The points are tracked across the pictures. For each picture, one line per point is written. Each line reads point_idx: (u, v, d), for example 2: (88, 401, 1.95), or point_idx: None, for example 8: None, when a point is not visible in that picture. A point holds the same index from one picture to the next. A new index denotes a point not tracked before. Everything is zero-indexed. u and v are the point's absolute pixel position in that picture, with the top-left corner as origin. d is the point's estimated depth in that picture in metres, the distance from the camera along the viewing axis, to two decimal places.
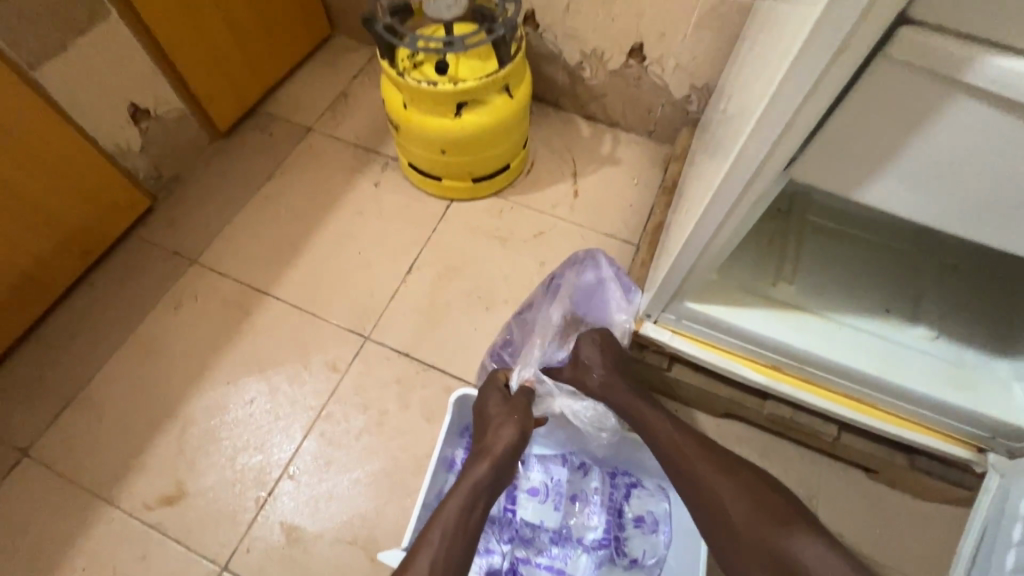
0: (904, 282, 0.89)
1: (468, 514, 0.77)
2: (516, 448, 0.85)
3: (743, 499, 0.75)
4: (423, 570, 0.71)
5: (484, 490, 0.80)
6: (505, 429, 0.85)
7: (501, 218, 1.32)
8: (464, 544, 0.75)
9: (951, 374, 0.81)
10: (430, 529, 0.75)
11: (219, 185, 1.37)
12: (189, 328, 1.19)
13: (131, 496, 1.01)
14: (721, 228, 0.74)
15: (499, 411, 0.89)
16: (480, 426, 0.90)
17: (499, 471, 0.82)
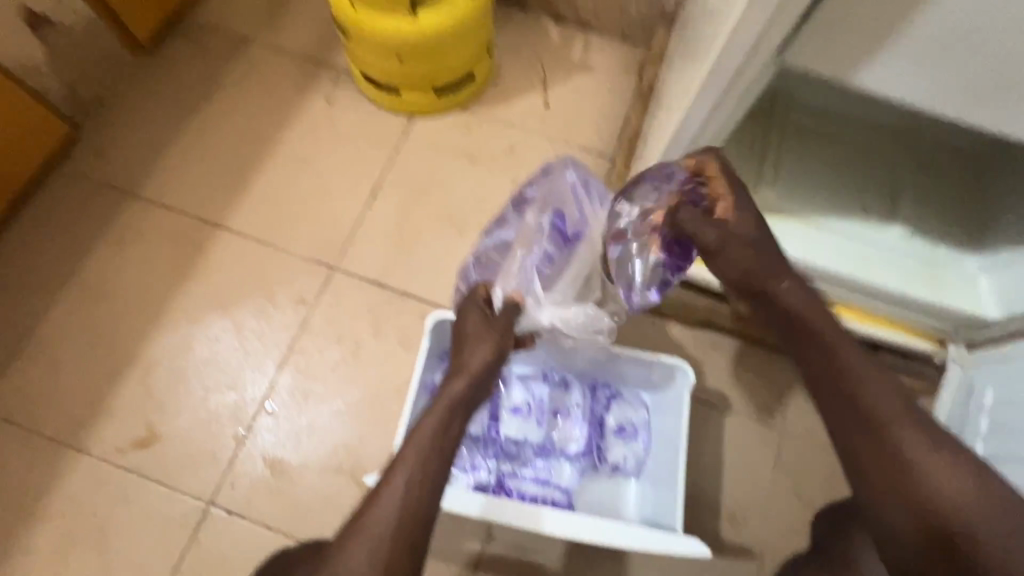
0: (884, 181, 0.87)
1: (444, 432, 0.72)
2: (493, 366, 0.79)
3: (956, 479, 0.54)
4: (400, 490, 0.65)
5: (461, 408, 0.74)
6: (482, 346, 0.78)
7: (468, 134, 1.24)
8: (442, 463, 0.69)
9: (920, 270, 0.82)
10: (406, 448, 0.69)
11: (149, 108, 1.22)
12: (138, 267, 1.10)
13: (101, 442, 0.98)
14: (704, 127, 0.69)
15: (477, 328, 0.81)
16: (454, 344, 0.82)
17: (477, 389, 0.76)
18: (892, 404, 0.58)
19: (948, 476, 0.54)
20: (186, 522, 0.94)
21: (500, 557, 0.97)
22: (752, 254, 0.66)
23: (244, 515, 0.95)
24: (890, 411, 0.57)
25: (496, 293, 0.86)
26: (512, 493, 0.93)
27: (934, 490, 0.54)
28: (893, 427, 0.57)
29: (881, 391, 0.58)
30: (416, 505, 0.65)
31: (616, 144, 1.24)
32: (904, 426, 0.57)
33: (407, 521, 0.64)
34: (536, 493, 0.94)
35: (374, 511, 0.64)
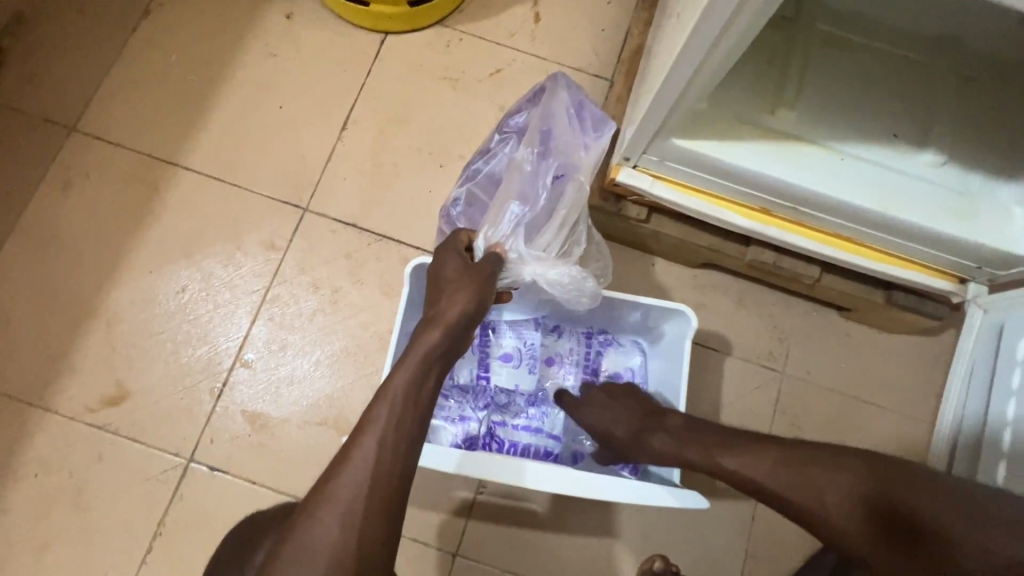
0: (920, 100, 0.76)
1: (419, 386, 0.67)
2: (473, 315, 0.73)
3: (915, 505, 0.61)
4: (372, 451, 0.61)
5: (437, 361, 0.69)
6: (460, 295, 0.72)
7: (449, 54, 1.09)
8: (416, 420, 0.65)
9: (953, 203, 0.74)
10: (377, 405, 0.64)
11: (80, 26, 1.07)
12: (88, 212, 1.00)
13: (68, 400, 0.92)
14: (721, 38, 0.59)
15: (456, 275, 0.74)
16: (432, 292, 0.76)
17: (453, 340, 0.71)
18: (814, 487, 0.65)
19: (910, 512, 0.61)
20: (167, 479, 0.91)
21: (492, 504, 0.95)
22: (602, 400, 0.85)
23: (226, 471, 0.91)
24: (817, 491, 0.65)
25: (478, 243, 0.78)
26: (503, 443, 0.88)
27: (836, 528, 0.64)
28: (828, 510, 0.64)
29: (790, 474, 0.67)
30: (390, 465, 0.61)
31: (615, 63, 1.10)
32: (828, 500, 0.64)
33: (381, 483, 0.60)
34: (530, 443, 0.88)
35: (343, 474, 0.60)
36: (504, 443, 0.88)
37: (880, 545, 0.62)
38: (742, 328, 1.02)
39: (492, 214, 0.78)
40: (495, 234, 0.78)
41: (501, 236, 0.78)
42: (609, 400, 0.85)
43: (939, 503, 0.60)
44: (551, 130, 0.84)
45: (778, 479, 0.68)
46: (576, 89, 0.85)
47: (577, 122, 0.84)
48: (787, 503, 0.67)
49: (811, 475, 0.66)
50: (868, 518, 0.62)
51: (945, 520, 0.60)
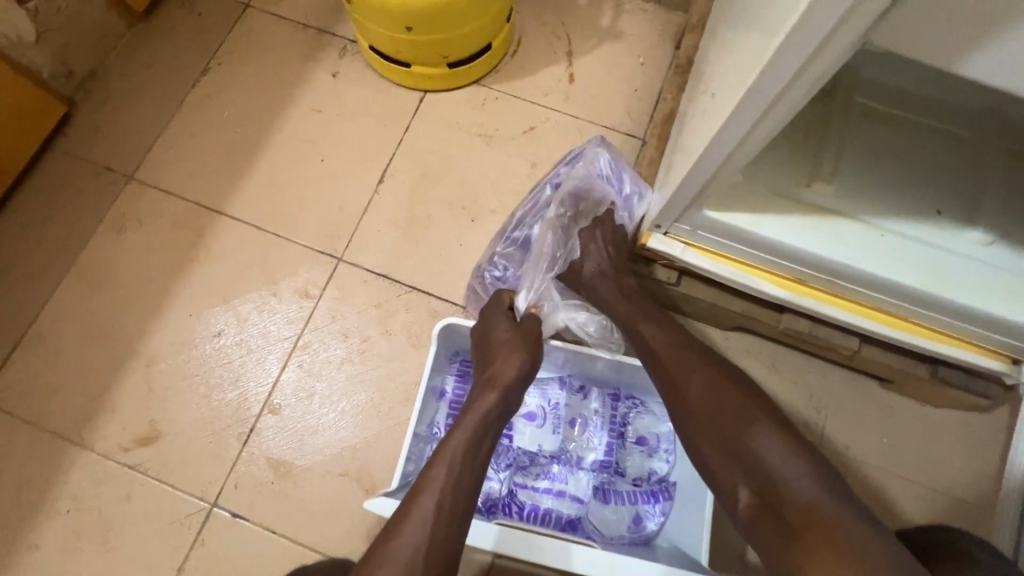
0: (963, 176, 0.74)
1: (476, 447, 0.71)
2: (526, 378, 0.79)
3: (776, 445, 0.62)
4: (430, 510, 0.64)
5: (493, 423, 0.73)
6: (515, 357, 0.78)
7: (484, 112, 1.13)
8: (472, 482, 0.68)
9: (1005, 284, 0.70)
10: (435, 465, 0.68)
11: (145, 83, 1.15)
12: (137, 256, 1.05)
13: (105, 438, 0.95)
14: (761, 119, 0.59)
15: (508, 337, 0.81)
16: (482, 353, 0.82)
17: (508, 401, 0.76)
18: (712, 387, 0.70)
19: (770, 446, 0.62)
20: (191, 523, 0.92)
21: (510, 569, 0.93)
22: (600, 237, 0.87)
23: (248, 517, 0.92)
24: (713, 390, 0.69)
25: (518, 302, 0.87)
26: (524, 506, 0.87)
27: (697, 403, 0.70)
28: (697, 401, 0.70)
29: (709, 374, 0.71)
30: (447, 525, 0.63)
31: (647, 123, 1.12)
32: (720, 408, 0.67)
33: (437, 545, 0.61)
34: (549, 507, 0.86)
35: (404, 532, 0.62)
36: (524, 505, 0.87)
37: (730, 456, 0.65)
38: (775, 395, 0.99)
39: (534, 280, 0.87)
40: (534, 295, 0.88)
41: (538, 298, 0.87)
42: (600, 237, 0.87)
43: (805, 468, 0.60)
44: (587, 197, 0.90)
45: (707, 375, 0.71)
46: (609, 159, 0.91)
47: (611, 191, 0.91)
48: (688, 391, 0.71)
49: (715, 385, 0.70)
50: (737, 435, 0.64)
51: (793, 476, 0.60)
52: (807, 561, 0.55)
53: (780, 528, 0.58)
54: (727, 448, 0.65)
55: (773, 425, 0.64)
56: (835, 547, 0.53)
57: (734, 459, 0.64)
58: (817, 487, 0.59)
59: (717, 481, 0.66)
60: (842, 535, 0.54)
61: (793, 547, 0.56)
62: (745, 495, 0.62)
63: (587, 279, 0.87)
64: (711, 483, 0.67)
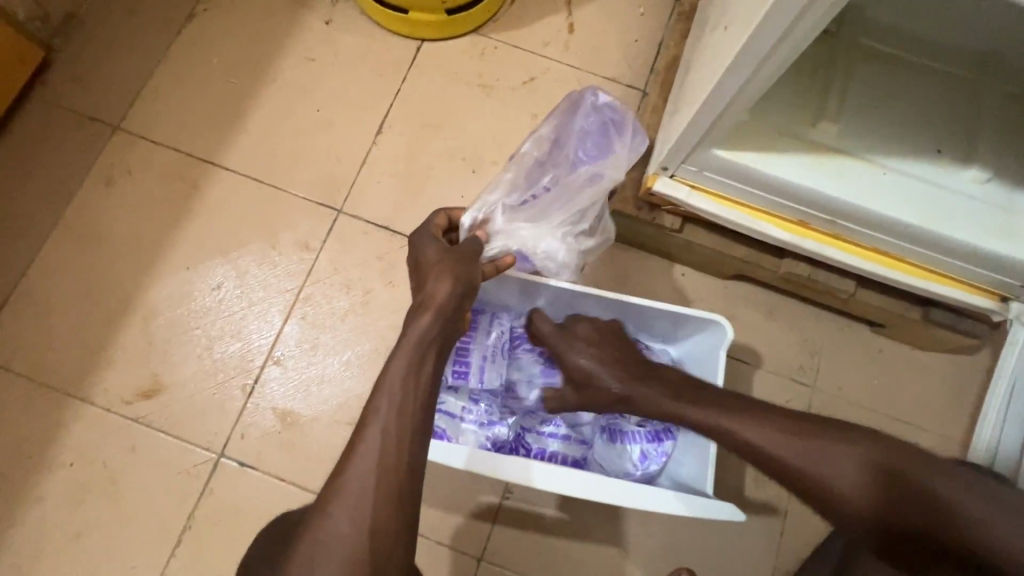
0: (962, 116, 0.75)
1: (418, 371, 0.62)
2: (463, 296, 0.69)
3: (854, 462, 0.59)
4: (375, 444, 0.58)
5: (434, 344, 0.64)
6: (447, 277, 0.68)
7: (483, 62, 1.11)
8: (419, 407, 0.61)
9: (998, 220, 0.73)
10: (376, 397, 0.60)
11: (128, 30, 1.10)
12: (128, 210, 1.02)
13: (105, 392, 0.94)
14: (773, 50, 0.60)
15: (440, 257, 0.71)
16: (416, 279, 0.73)
17: (447, 322, 0.66)
18: (800, 448, 0.62)
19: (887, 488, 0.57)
20: (198, 473, 0.92)
21: (517, 510, 0.95)
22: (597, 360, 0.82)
23: (255, 467, 0.92)
24: (803, 456, 0.62)
25: (464, 221, 0.80)
26: (532, 449, 0.89)
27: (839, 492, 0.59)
28: (831, 478, 0.59)
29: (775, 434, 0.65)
30: (396, 456, 0.58)
31: (648, 73, 1.11)
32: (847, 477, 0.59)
33: (388, 476, 0.57)
34: (556, 449, 0.88)
35: (350, 469, 0.57)
36: (531, 447, 0.89)
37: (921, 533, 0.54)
38: (771, 342, 1.02)
39: (485, 199, 0.81)
40: (482, 213, 0.80)
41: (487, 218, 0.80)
42: (601, 358, 0.82)
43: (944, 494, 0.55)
44: (566, 139, 0.84)
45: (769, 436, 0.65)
46: (601, 103, 0.83)
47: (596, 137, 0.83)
48: (755, 453, 0.66)
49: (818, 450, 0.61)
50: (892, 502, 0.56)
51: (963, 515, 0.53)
52: None
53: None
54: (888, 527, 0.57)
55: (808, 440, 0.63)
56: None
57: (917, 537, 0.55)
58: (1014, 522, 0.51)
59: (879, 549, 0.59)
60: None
61: None
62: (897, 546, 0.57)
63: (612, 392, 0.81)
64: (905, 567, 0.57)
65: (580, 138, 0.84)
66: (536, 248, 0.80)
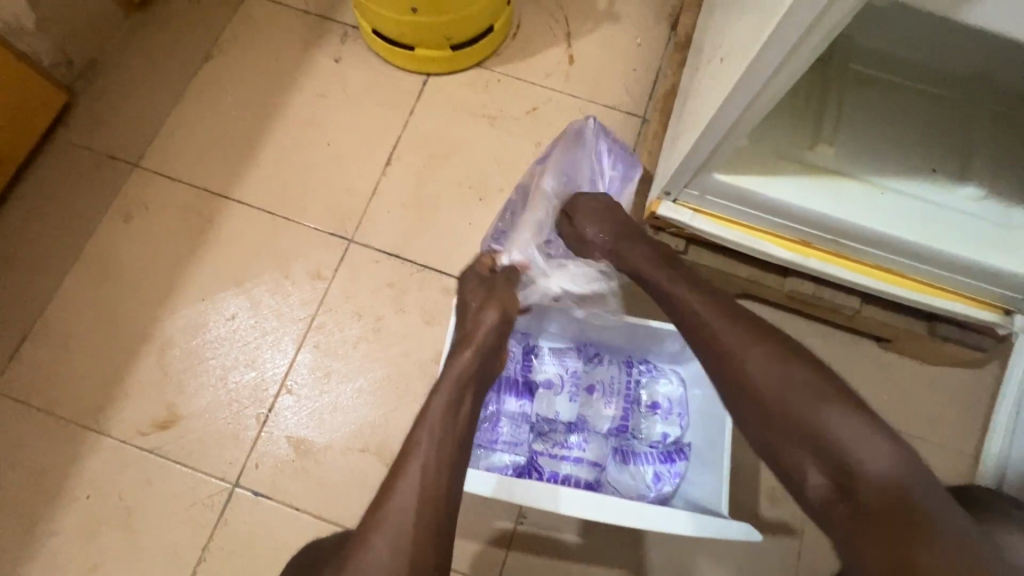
0: (955, 135, 0.78)
1: (456, 409, 0.68)
2: (503, 330, 0.76)
3: (853, 426, 0.58)
4: (416, 477, 0.61)
5: (472, 382, 0.70)
6: (489, 311, 0.75)
7: (487, 93, 1.15)
8: (457, 442, 0.65)
9: (997, 236, 0.74)
10: (416, 432, 0.65)
11: (146, 72, 1.15)
12: (145, 243, 1.05)
13: (121, 424, 0.95)
14: (770, 81, 0.62)
15: (479, 293, 0.79)
16: (460, 314, 0.80)
17: (486, 358, 0.73)
18: (766, 359, 0.64)
19: (795, 403, 0.61)
20: (213, 504, 0.92)
21: (531, 536, 0.95)
22: (607, 214, 0.86)
23: (270, 496, 0.93)
24: (787, 378, 0.63)
25: (502, 262, 0.86)
26: (546, 473, 0.88)
27: (763, 385, 0.63)
28: (754, 367, 0.65)
29: (768, 361, 0.64)
30: (435, 490, 0.61)
31: (647, 101, 1.14)
32: (781, 379, 0.63)
33: (427, 507, 0.60)
34: (570, 472, 0.88)
35: (391, 501, 0.60)
36: (544, 471, 0.89)
37: (803, 440, 0.60)
38: None
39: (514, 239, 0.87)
40: (518, 255, 0.86)
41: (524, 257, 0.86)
42: (607, 215, 0.86)
43: (891, 454, 0.56)
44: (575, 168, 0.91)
45: (745, 349, 0.66)
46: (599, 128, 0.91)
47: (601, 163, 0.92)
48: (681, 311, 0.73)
49: (781, 360, 0.64)
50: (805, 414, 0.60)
51: (870, 455, 0.56)
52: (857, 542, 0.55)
53: (857, 508, 0.56)
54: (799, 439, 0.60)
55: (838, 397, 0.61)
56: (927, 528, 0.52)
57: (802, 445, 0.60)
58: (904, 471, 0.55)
59: (782, 462, 0.62)
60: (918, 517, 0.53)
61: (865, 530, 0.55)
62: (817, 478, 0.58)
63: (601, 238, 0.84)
64: (771, 459, 0.63)
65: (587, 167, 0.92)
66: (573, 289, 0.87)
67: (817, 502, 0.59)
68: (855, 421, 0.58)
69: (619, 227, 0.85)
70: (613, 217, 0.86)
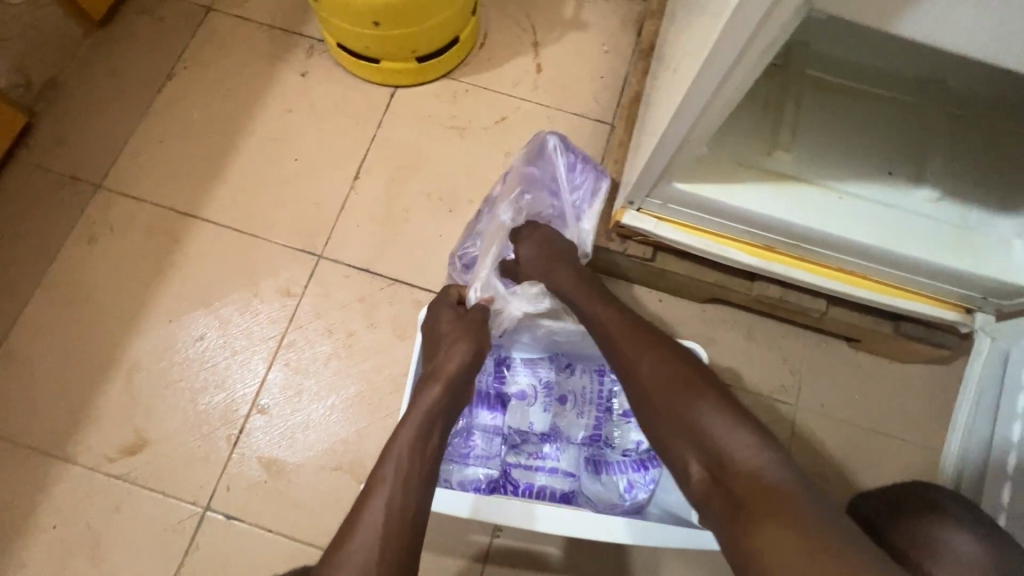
0: (909, 139, 0.79)
1: (423, 442, 0.69)
2: (472, 366, 0.78)
3: (720, 419, 0.60)
4: (381, 509, 0.62)
5: (441, 414, 0.72)
6: (459, 350, 0.78)
7: (455, 104, 1.15)
8: (424, 473, 0.67)
9: (952, 236, 0.75)
10: (383, 465, 0.66)
11: (109, 91, 1.13)
12: (110, 265, 1.03)
13: (88, 450, 0.94)
14: (719, 90, 0.63)
15: (452, 328, 0.81)
16: (431, 345, 0.82)
17: (455, 392, 0.75)
18: (657, 362, 0.68)
19: (675, 398, 0.64)
20: (184, 528, 0.91)
21: (508, 548, 0.95)
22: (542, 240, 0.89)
23: (242, 519, 0.91)
24: (671, 379, 0.66)
25: (470, 297, 0.86)
26: (520, 485, 0.88)
27: (652, 385, 0.67)
28: (646, 371, 0.68)
29: (658, 365, 0.68)
30: (400, 523, 0.61)
31: (615, 108, 1.15)
32: (663, 374, 0.67)
33: (394, 539, 0.60)
34: (544, 484, 0.88)
35: (356, 537, 0.60)
36: (519, 484, 0.88)
37: (685, 435, 0.62)
38: (752, 362, 1.03)
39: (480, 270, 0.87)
40: (485, 291, 0.86)
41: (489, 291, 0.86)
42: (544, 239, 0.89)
43: (767, 456, 0.57)
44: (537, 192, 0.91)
45: (639, 355, 0.70)
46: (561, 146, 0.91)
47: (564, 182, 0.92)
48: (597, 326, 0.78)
49: (666, 361, 0.68)
50: (685, 411, 0.63)
51: (737, 446, 0.58)
52: (749, 536, 0.53)
53: (729, 501, 0.57)
54: (677, 428, 0.63)
55: (721, 401, 0.62)
56: (784, 514, 0.52)
57: (684, 438, 0.62)
58: (774, 461, 0.57)
59: (669, 453, 0.64)
60: (784, 501, 0.53)
61: (739, 521, 0.55)
62: (695, 470, 0.60)
63: (540, 265, 0.87)
64: (663, 454, 0.65)
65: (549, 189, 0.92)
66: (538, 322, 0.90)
67: (698, 494, 0.61)
68: (739, 425, 0.59)
69: (547, 249, 0.88)
70: (553, 243, 0.89)
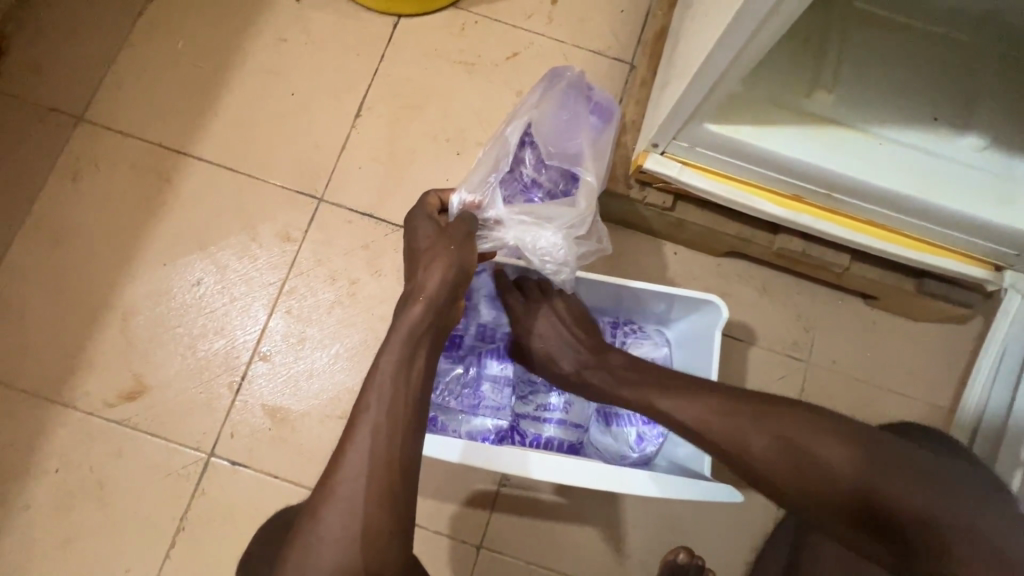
0: (959, 81, 0.73)
1: (408, 368, 0.62)
2: (455, 286, 0.67)
3: (848, 457, 0.58)
4: (366, 443, 0.57)
5: (424, 338, 0.63)
6: (438, 265, 0.66)
7: (463, 37, 1.06)
8: (411, 402, 0.60)
9: (996, 188, 0.71)
10: (366, 395, 0.60)
11: (84, 12, 1.03)
12: (97, 205, 0.98)
13: (86, 396, 0.91)
14: (760, 27, 0.57)
15: (431, 242, 0.68)
16: (409, 264, 0.70)
17: (438, 314, 0.65)
18: (766, 433, 0.63)
19: (788, 458, 0.61)
20: (188, 474, 0.90)
21: (515, 496, 0.95)
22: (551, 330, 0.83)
23: (247, 465, 0.91)
24: (750, 437, 0.64)
25: (453, 203, 0.74)
26: (529, 436, 0.86)
27: (764, 458, 0.62)
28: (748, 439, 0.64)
29: (731, 421, 0.65)
30: (386, 457, 0.57)
31: (635, 45, 1.07)
32: (760, 438, 0.63)
33: (381, 474, 0.57)
34: (553, 435, 0.86)
35: (342, 469, 0.57)
36: (527, 434, 0.86)
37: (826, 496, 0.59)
38: (765, 318, 1.01)
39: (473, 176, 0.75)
40: (472, 194, 0.74)
41: (478, 198, 0.74)
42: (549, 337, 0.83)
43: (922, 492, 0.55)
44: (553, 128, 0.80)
45: (706, 419, 0.67)
46: (575, 82, 0.80)
47: (584, 121, 0.81)
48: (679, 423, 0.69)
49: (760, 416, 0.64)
50: (812, 465, 0.60)
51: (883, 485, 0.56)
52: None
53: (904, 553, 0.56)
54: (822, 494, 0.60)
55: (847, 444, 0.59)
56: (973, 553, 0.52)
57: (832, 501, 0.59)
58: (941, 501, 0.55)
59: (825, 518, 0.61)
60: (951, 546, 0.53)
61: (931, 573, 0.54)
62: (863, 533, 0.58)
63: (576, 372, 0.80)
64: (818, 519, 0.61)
65: (569, 128, 0.80)
66: (536, 244, 0.74)
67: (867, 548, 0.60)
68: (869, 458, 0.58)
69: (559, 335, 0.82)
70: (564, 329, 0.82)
